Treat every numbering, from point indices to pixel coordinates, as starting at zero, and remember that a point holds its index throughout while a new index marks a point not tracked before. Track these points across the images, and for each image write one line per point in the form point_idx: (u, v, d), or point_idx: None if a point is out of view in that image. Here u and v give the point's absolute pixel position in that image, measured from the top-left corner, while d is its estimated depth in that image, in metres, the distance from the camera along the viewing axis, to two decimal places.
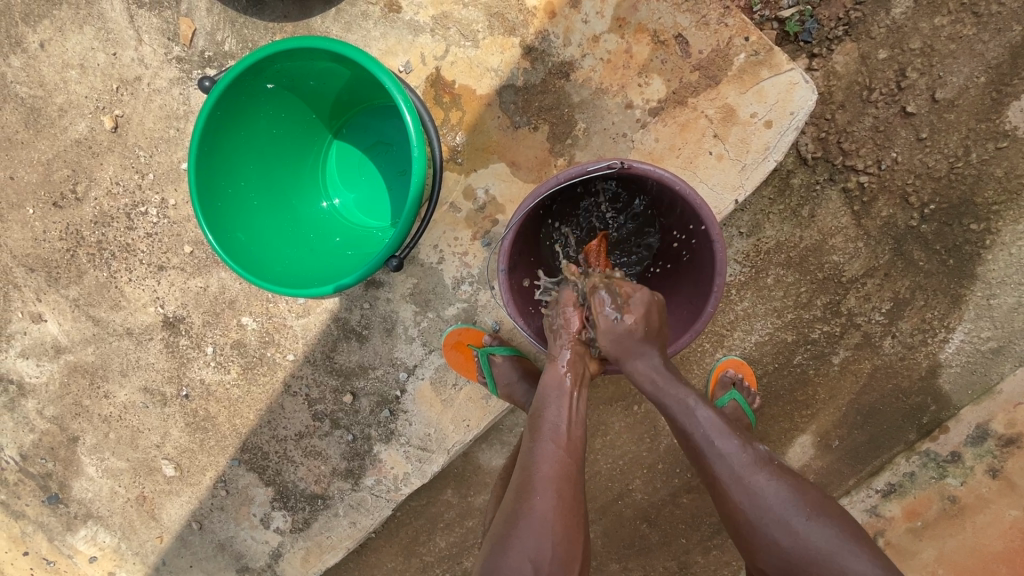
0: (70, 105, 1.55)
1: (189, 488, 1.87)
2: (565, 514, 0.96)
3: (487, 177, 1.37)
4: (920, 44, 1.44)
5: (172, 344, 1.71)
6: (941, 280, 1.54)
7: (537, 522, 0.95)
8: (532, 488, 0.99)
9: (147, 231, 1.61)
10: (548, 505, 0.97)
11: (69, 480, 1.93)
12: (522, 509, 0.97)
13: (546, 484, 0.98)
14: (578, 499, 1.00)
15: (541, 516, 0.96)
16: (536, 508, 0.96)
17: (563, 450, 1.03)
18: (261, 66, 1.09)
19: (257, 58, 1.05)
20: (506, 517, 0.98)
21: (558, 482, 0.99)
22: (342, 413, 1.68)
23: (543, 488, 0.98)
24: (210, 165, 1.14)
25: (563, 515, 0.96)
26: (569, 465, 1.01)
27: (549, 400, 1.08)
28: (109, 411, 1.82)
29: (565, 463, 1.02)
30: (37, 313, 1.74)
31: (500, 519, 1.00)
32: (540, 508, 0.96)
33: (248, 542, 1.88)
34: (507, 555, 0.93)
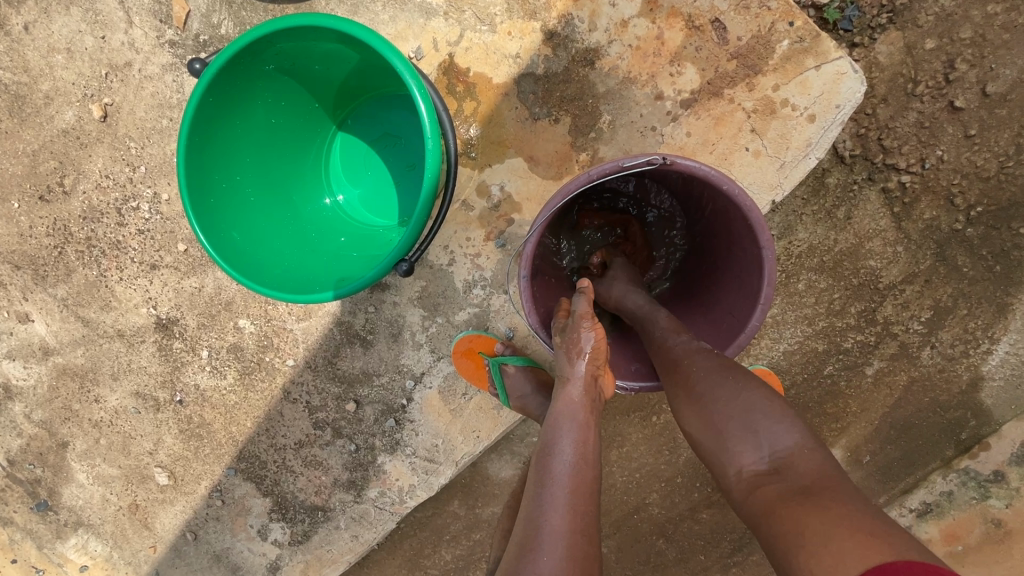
0: (57, 93, 1.46)
1: (183, 497, 1.78)
2: (578, 575, 0.80)
3: (503, 173, 1.27)
4: (971, 33, 1.33)
5: (165, 348, 1.62)
6: (986, 288, 1.44)
7: None
8: (538, 544, 0.83)
9: (139, 228, 1.51)
10: (558, 566, 0.80)
11: (58, 486, 1.84)
12: (526, 572, 0.81)
13: (555, 539, 0.83)
14: (593, 559, 0.84)
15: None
16: (545, 570, 0.80)
17: (574, 496, 0.88)
18: (259, 47, 0.99)
19: (254, 37, 0.95)
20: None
21: (570, 536, 0.84)
22: (344, 422, 1.59)
23: (552, 545, 0.83)
24: (203, 157, 1.05)
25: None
26: (581, 516, 0.87)
27: (559, 436, 0.96)
28: (99, 416, 1.74)
29: (577, 513, 0.87)
30: (23, 312, 1.65)
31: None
32: (551, 571, 0.80)
33: (245, 554, 1.80)
34: None
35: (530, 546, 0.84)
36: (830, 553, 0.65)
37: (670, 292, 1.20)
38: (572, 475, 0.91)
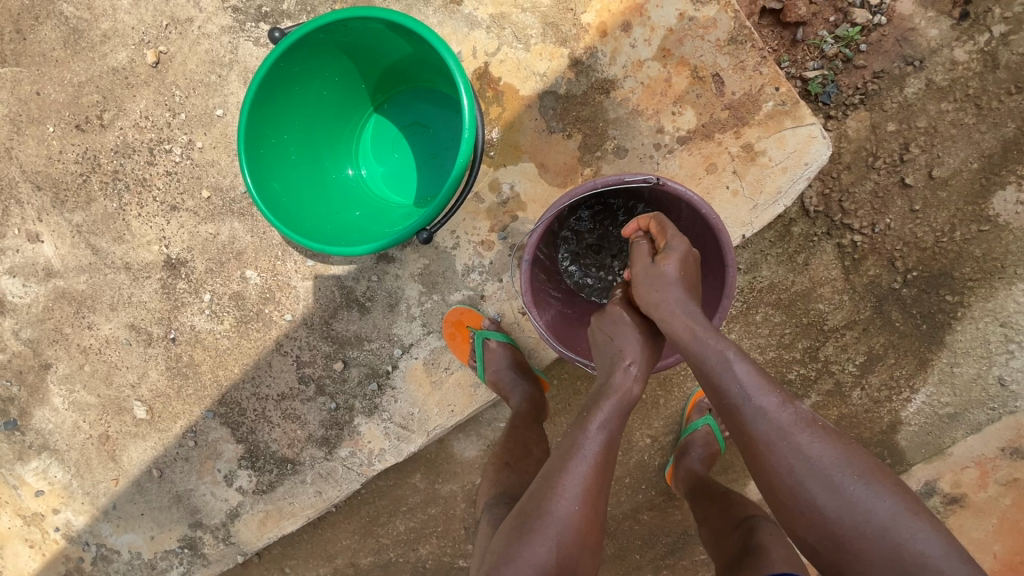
0: (114, 33, 1.56)
1: (156, 434, 1.85)
2: (586, 520, 0.99)
3: (515, 173, 1.43)
4: (926, 123, 1.57)
5: (169, 286, 1.70)
6: (912, 343, 1.65)
7: (557, 524, 0.98)
8: (559, 484, 1.00)
9: (167, 169, 1.61)
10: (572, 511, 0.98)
11: (31, 407, 1.90)
12: (544, 511, 0.98)
13: (574, 492, 0.99)
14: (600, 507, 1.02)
15: (563, 516, 0.98)
16: (562, 519, 0.98)
17: (599, 458, 1.01)
18: (335, 27, 1.13)
19: (333, 20, 1.09)
20: (531, 504, 1.01)
21: (592, 494, 1.00)
22: (329, 380, 1.69)
23: (572, 497, 0.99)
24: (261, 113, 1.17)
25: (584, 517, 0.99)
26: (602, 482, 1.01)
27: (604, 403, 1.04)
28: (89, 343, 1.80)
29: (600, 491, 1.01)
30: (35, 233, 1.72)
31: (517, 516, 1.02)
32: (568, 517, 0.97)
33: (207, 498, 1.88)
34: (530, 541, 0.97)
35: (555, 483, 1.01)
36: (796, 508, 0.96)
37: None
38: (601, 465, 1.02)
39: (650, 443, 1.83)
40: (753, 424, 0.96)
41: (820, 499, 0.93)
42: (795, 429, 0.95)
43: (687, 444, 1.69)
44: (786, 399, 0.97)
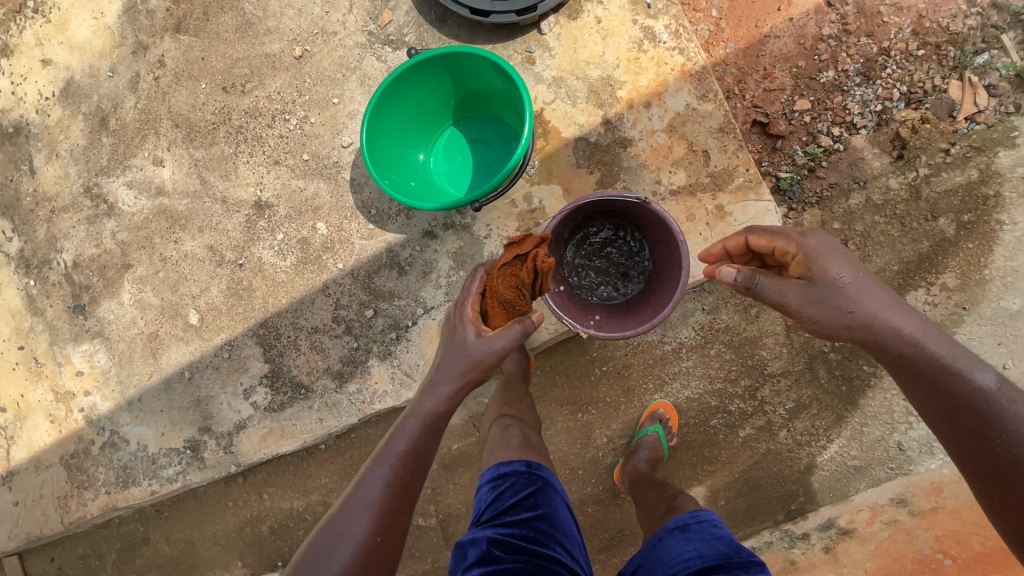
0: (273, 28, 2.07)
1: (198, 341, 2.19)
2: (387, 494, 1.37)
3: (544, 191, 1.88)
4: (862, 229, 2.04)
5: (252, 221, 2.12)
6: (832, 399, 2.02)
7: (362, 494, 1.37)
8: (380, 461, 1.41)
9: (281, 132, 2.07)
10: (380, 482, 1.38)
11: (102, 297, 2.26)
12: (343, 535, 1.32)
13: (373, 492, 1.37)
14: (410, 499, 1.41)
15: (371, 485, 1.38)
16: (361, 529, 1.32)
17: (394, 471, 1.39)
18: (452, 57, 1.62)
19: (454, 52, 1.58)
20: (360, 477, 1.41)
21: (398, 472, 1.40)
22: (357, 323, 2.05)
23: (371, 486, 1.38)
24: (383, 99, 1.63)
25: (380, 526, 1.34)
26: (410, 470, 1.41)
27: (405, 429, 1.45)
28: (170, 254, 2.19)
29: (398, 483, 1.39)
30: (160, 159, 2.16)
31: (333, 514, 1.36)
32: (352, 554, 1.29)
33: (223, 406, 2.18)
34: (347, 510, 1.35)
35: (379, 461, 1.41)
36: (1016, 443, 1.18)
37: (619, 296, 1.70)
38: (382, 499, 1.36)
39: (606, 442, 2.15)
40: (961, 384, 1.22)
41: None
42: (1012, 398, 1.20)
43: (637, 444, 2.00)
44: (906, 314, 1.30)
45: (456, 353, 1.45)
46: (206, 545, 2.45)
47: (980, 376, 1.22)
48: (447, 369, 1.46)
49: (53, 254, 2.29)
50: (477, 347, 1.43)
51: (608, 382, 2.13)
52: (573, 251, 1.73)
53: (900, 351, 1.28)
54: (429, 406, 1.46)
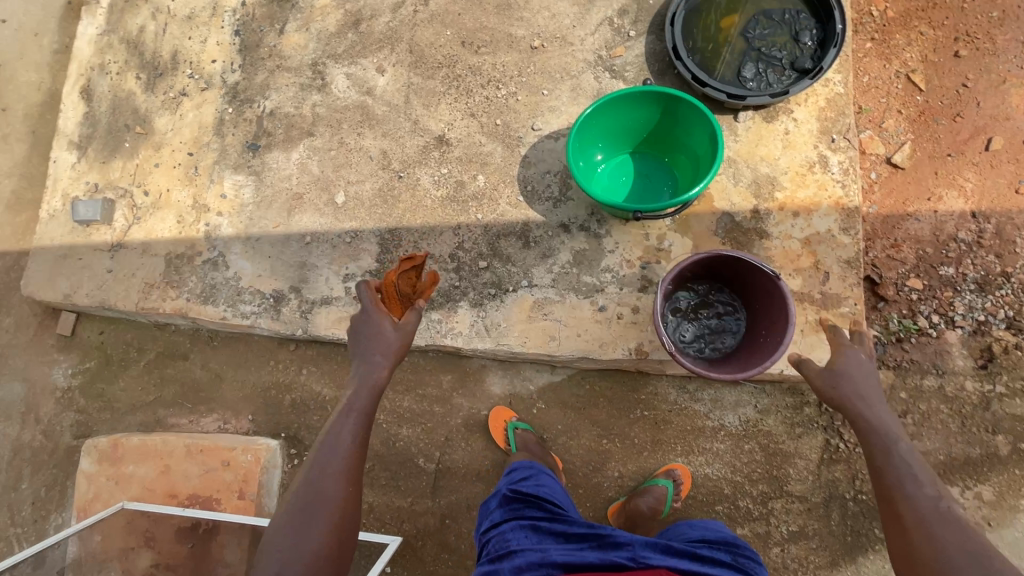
0: (523, 15, 2.42)
1: (331, 218, 2.48)
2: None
3: (677, 240, 2.13)
4: (924, 410, 2.18)
5: (427, 148, 2.43)
6: (835, 543, 2.11)
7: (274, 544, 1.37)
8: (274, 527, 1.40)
9: (488, 94, 2.40)
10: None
11: (276, 148, 2.60)
12: (301, 529, 1.38)
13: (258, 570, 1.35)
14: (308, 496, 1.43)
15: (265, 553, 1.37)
16: (310, 513, 1.40)
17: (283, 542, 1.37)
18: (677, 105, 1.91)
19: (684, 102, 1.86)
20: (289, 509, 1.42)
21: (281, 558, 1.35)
22: (467, 268, 2.30)
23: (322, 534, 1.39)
24: (608, 102, 1.92)
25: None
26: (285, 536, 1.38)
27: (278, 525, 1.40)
28: (349, 141, 2.52)
29: (345, 477, 1.46)
30: (383, 69, 2.54)
31: (305, 470, 1.46)
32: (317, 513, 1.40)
33: (321, 278, 2.44)
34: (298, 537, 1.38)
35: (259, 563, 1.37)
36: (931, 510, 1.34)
37: (702, 350, 1.90)
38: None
39: (616, 475, 2.27)
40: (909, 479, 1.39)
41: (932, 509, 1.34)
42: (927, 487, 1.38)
43: (645, 488, 2.12)
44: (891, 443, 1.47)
45: (360, 334, 1.69)
46: (231, 388, 2.64)
47: (870, 409, 1.52)
48: (365, 356, 1.65)
49: (258, 98, 2.67)
50: (394, 334, 1.67)
51: (643, 426, 2.28)
52: (684, 294, 1.97)
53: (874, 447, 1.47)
54: (377, 377, 1.61)
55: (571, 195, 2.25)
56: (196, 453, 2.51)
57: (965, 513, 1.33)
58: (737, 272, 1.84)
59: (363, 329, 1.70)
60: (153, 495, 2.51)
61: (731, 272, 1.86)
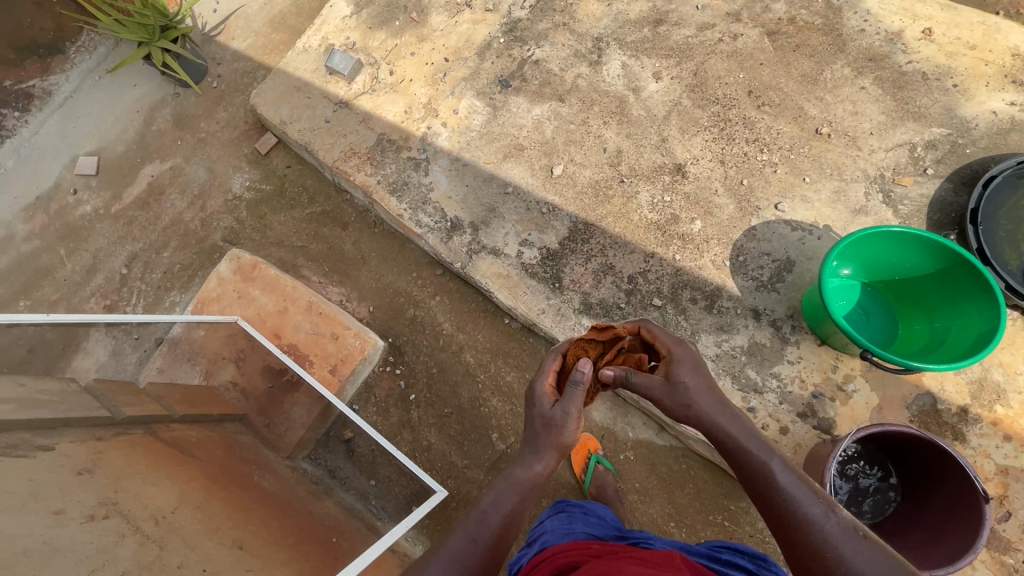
0: (824, 98, 2.32)
1: (539, 182, 2.50)
2: None
3: (863, 390, 2.01)
4: None
5: (662, 168, 2.38)
6: None
7: None
8: None
9: (749, 151, 2.32)
10: None
11: (524, 95, 2.64)
12: None
13: None
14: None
15: None
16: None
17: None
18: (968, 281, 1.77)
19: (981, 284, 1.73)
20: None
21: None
22: (640, 297, 2.25)
23: None
24: (903, 236, 1.82)
25: None
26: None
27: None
28: (593, 124, 2.52)
29: (481, 563, 1.28)
30: (661, 76, 2.50)
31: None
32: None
33: (502, 230, 2.48)
34: None
35: None
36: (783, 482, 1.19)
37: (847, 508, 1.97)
38: None
39: None
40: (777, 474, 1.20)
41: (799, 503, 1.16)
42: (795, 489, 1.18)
43: None
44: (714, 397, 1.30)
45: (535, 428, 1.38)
46: (368, 276, 2.77)
47: (730, 413, 1.28)
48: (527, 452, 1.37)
49: (530, 42, 2.72)
50: (556, 412, 1.34)
51: (716, 533, 2.18)
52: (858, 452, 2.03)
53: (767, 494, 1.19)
54: (528, 475, 1.35)
55: (778, 288, 2.16)
56: (314, 313, 2.65)
57: (794, 475, 1.20)
58: (932, 468, 1.84)
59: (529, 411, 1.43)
60: (262, 326, 2.68)
61: (926, 460, 1.84)
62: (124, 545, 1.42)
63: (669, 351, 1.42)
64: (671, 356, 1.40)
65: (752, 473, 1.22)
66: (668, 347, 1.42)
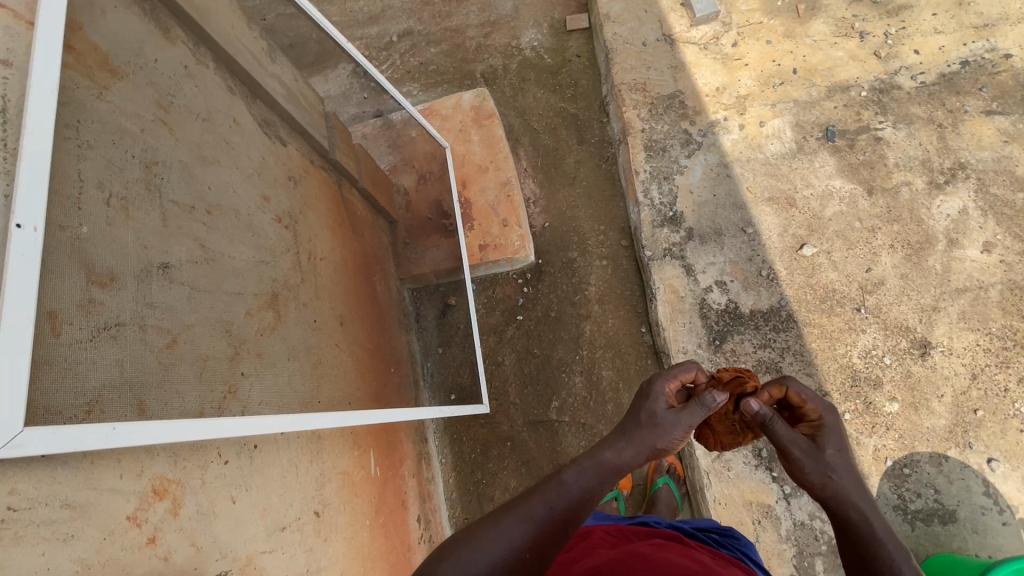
0: None
1: (781, 246, 2.27)
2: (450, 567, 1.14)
3: None
4: None
5: (906, 331, 2.09)
6: None
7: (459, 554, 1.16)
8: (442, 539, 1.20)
9: (1011, 390, 1.96)
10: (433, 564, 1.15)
11: (838, 160, 2.35)
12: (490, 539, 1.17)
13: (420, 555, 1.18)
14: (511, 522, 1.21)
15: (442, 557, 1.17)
16: (495, 553, 1.15)
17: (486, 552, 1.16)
18: None
19: None
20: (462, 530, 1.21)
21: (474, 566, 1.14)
22: None
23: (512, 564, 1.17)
24: None
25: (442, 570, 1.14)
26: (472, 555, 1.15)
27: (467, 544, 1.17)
28: (879, 238, 2.21)
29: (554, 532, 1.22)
30: (989, 250, 2.11)
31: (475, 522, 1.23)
32: (501, 556, 1.15)
33: (712, 257, 2.31)
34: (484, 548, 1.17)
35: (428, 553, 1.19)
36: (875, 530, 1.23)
37: None
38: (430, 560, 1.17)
39: None
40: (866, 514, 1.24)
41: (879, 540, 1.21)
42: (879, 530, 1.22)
43: None
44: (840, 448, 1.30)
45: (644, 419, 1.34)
46: (565, 197, 2.74)
47: (853, 459, 1.29)
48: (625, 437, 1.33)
49: (889, 116, 2.37)
50: (668, 414, 1.32)
51: None
52: None
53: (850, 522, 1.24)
54: (626, 458, 1.31)
55: (916, 524, 1.90)
56: (504, 192, 2.67)
57: (882, 520, 1.24)
58: None
59: (635, 407, 1.38)
60: (459, 167, 2.76)
61: None
62: (286, 258, 1.58)
63: (815, 413, 1.33)
64: (818, 420, 1.33)
65: (845, 511, 1.25)
66: (813, 409, 1.33)
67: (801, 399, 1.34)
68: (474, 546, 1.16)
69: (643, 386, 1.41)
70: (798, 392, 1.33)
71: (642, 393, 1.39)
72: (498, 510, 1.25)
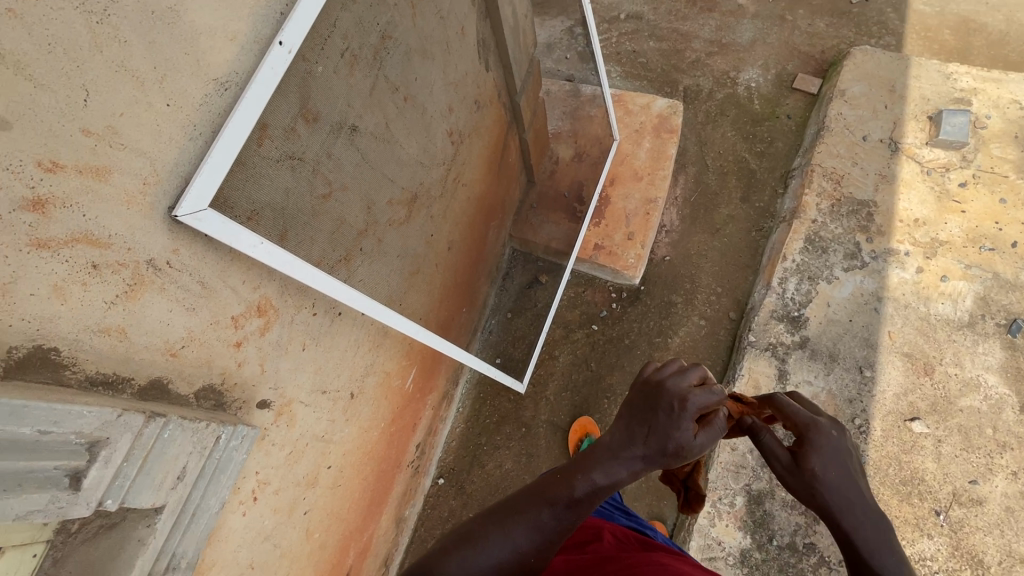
0: None
1: (891, 408, 2.07)
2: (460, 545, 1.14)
3: None
4: None
5: (976, 563, 1.86)
6: None
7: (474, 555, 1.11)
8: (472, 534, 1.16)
9: None
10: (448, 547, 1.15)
11: (1006, 357, 2.07)
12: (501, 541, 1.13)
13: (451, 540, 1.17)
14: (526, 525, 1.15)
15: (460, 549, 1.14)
16: (496, 554, 1.12)
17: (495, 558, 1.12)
18: None
19: None
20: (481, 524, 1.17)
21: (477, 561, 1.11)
22: (793, 562, 1.94)
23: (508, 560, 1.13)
24: None
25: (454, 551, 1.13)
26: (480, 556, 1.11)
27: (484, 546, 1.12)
28: (1003, 457, 1.95)
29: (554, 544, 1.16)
30: None
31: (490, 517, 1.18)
32: (501, 557, 1.12)
33: (812, 376, 2.15)
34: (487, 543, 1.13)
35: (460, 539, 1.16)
36: (869, 526, 1.05)
37: None
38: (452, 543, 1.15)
39: None
40: (851, 505, 1.06)
41: (865, 532, 1.04)
42: (863, 517, 1.06)
43: None
44: (824, 438, 1.10)
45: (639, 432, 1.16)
46: (699, 243, 2.63)
47: (841, 454, 1.10)
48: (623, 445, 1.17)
49: None
50: (666, 426, 1.12)
51: None
52: None
53: (838, 515, 1.06)
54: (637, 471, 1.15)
55: None
56: (645, 208, 2.59)
57: (862, 490, 1.09)
58: None
59: (659, 425, 1.13)
60: (617, 164, 2.71)
61: None
62: (438, 169, 1.65)
63: (797, 427, 1.13)
64: (801, 432, 1.12)
65: (840, 510, 1.06)
66: (796, 423, 1.14)
67: (786, 413, 1.16)
68: (478, 546, 1.13)
69: (667, 401, 1.13)
70: (786, 408, 1.16)
71: (671, 411, 1.12)
72: (504, 508, 1.19)
